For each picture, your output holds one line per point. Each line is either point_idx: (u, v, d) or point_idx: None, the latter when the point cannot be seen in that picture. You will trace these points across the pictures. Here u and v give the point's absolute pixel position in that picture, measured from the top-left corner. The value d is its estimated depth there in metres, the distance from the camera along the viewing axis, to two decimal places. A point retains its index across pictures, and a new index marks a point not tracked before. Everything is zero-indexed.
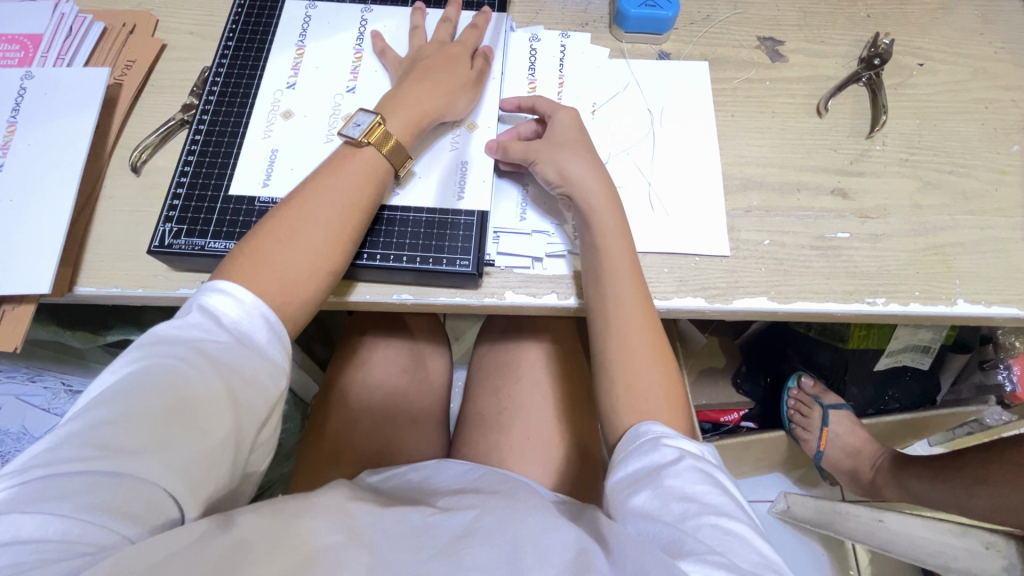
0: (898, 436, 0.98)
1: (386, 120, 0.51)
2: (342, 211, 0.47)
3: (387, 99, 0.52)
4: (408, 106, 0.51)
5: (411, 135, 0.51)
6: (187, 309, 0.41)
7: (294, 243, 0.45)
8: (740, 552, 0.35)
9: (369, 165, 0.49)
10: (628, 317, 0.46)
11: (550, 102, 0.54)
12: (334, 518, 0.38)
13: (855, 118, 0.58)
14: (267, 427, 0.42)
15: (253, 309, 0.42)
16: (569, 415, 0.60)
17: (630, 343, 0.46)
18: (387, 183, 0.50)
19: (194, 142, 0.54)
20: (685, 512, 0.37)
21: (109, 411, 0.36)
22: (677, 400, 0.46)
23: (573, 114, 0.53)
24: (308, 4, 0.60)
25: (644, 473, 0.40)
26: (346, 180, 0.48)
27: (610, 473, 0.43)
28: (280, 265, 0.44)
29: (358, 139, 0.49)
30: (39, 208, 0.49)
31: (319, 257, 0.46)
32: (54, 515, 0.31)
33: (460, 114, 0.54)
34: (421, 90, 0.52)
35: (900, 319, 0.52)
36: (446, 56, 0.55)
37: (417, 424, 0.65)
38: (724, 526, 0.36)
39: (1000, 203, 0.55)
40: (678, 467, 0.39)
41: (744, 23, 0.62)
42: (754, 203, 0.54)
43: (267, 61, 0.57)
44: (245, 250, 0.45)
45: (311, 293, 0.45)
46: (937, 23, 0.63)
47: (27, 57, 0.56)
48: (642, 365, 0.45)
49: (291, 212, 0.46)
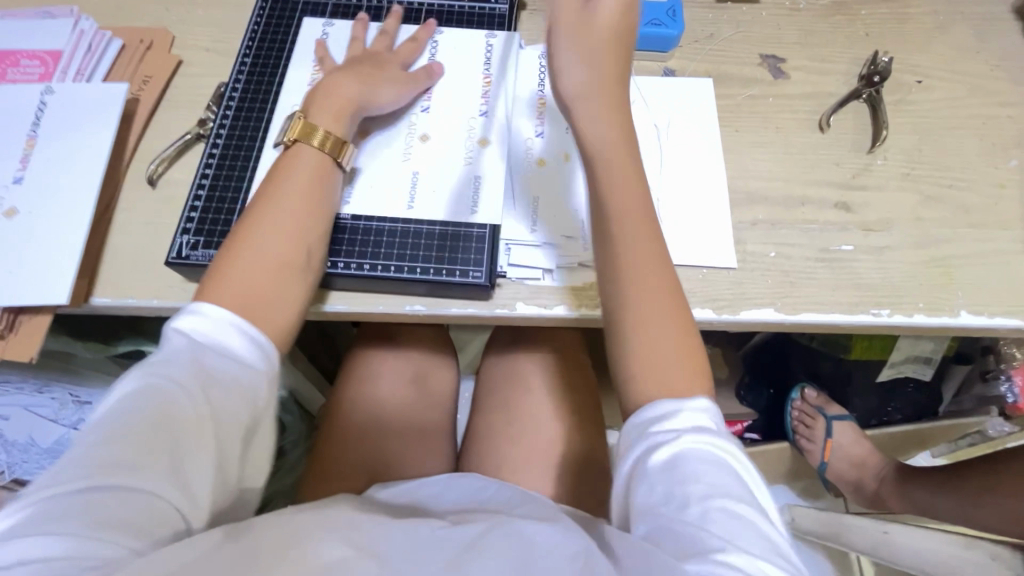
0: (901, 447, 0.99)
1: (309, 114, 0.50)
2: (292, 211, 0.46)
3: (309, 97, 0.52)
4: (329, 98, 0.51)
5: (338, 123, 0.51)
6: (167, 332, 0.41)
7: (251, 252, 0.44)
8: (747, 539, 0.36)
9: (312, 165, 0.49)
10: (654, 313, 0.44)
11: (287, 158, 0.49)
12: (341, 532, 0.37)
13: (857, 133, 0.60)
14: (257, 440, 0.42)
15: (227, 323, 0.41)
16: (580, 426, 0.63)
17: (640, 288, 0.44)
18: (333, 178, 0.50)
19: (211, 156, 0.55)
20: (687, 430, 0.40)
21: (103, 432, 0.36)
22: (702, 382, 0.43)
23: (309, 158, 0.49)
24: (324, 21, 0.61)
25: (642, 417, 0.42)
26: (294, 186, 0.47)
27: (637, 446, 0.41)
28: (241, 274, 0.44)
29: (287, 143, 0.50)
30: (57, 222, 0.50)
31: (279, 257, 0.45)
32: (56, 536, 0.31)
33: (386, 106, 0.54)
34: (344, 82, 0.52)
35: (904, 330, 0.53)
36: (374, 60, 0.55)
37: (427, 439, 0.66)
38: (730, 509, 0.38)
39: (1001, 217, 0.56)
40: (683, 405, 0.41)
41: (746, 41, 0.64)
42: (759, 216, 0.55)
43: (281, 78, 0.58)
44: (209, 275, 0.44)
45: (279, 293, 0.45)
46: (934, 42, 0.65)
47: (46, 72, 0.57)
48: (664, 355, 0.43)
49: (246, 226, 0.45)
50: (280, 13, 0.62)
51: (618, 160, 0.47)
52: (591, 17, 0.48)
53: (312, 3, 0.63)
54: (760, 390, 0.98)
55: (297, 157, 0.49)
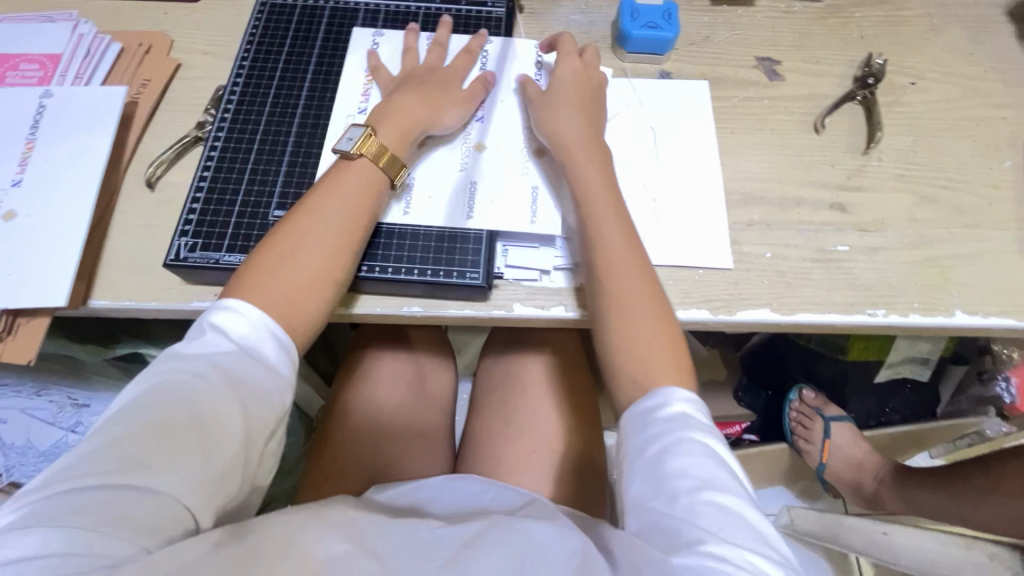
0: (898, 449, 0.99)
1: (376, 132, 0.51)
2: (343, 224, 0.47)
3: (377, 112, 0.52)
4: (396, 117, 0.52)
5: (402, 144, 0.51)
6: (200, 329, 0.42)
7: (298, 259, 0.45)
8: (733, 529, 0.37)
9: (362, 177, 0.49)
10: (636, 313, 0.46)
11: (343, 166, 0.49)
12: (339, 531, 0.37)
13: (852, 135, 0.60)
14: (274, 442, 0.42)
15: (260, 326, 0.42)
16: (578, 427, 0.63)
17: (622, 290, 0.46)
18: (383, 196, 0.50)
19: (209, 159, 0.55)
20: (677, 422, 0.41)
21: (124, 427, 0.36)
22: (680, 361, 0.45)
23: (359, 170, 0.49)
24: (374, 32, 0.61)
25: (637, 410, 0.43)
26: (345, 197, 0.47)
27: (631, 436, 0.42)
28: (286, 279, 0.44)
29: (348, 154, 0.49)
30: (56, 223, 0.50)
31: (323, 269, 0.45)
32: (73, 530, 0.31)
33: (449, 128, 0.54)
34: (411, 102, 0.53)
35: (899, 330, 0.53)
36: (438, 79, 0.56)
37: (426, 440, 0.67)
38: (718, 501, 0.38)
39: (995, 217, 0.57)
40: (673, 396, 0.42)
41: (742, 43, 0.64)
42: (755, 217, 0.56)
43: (334, 90, 0.58)
44: (249, 269, 0.44)
45: (318, 305, 0.45)
46: (927, 44, 0.65)
47: (46, 76, 0.57)
48: (648, 355, 0.45)
49: (292, 229, 0.46)
50: (277, 17, 0.62)
51: (584, 153, 0.51)
52: (553, 82, 0.56)
53: (309, 7, 0.63)
54: (759, 392, 0.98)
55: (353, 171, 0.49)
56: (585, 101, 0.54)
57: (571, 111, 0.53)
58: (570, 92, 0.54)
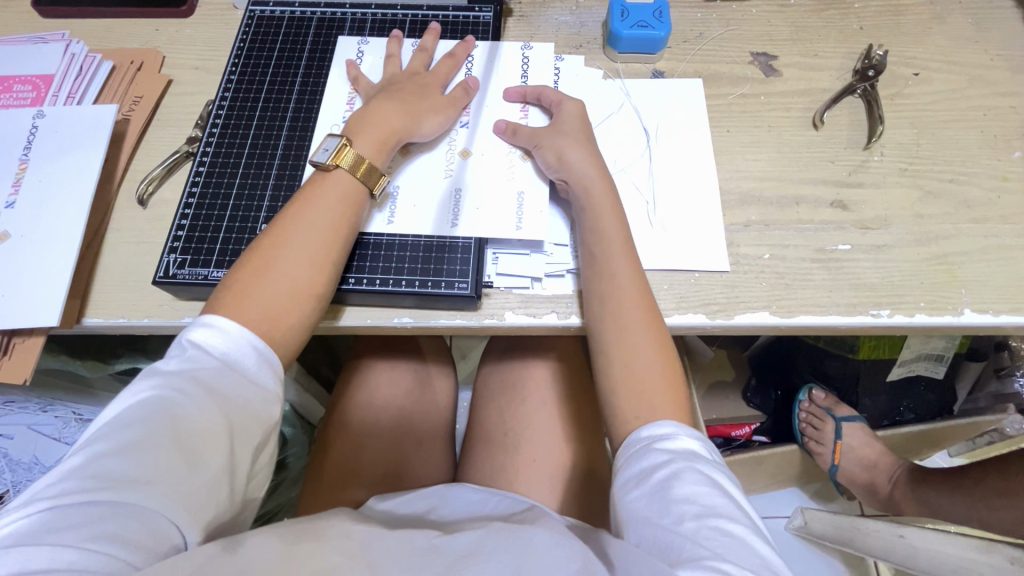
0: (915, 448, 0.96)
1: (353, 141, 0.50)
2: (323, 237, 0.46)
3: (354, 121, 0.52)
4: (372, 126, 0.51)
5: (379, 154, 0.51)
6: (179, 347, 0.42)
7: (277, 272, 0.44)
8: (739, 555, 0.35)
9: (341, 188, 0.48)
10: (633, 328, 0.45)
11: (322, 178, 0.49)
12: (339, 544, 0.37)
13: (852, 130, 0.58)
14: (263, 455, 0.42)
15: (241, 341, 0.42)
16: (578, 435, 0.62)
17: (627, 319, 0.46)
18: (364, 206, 0.50)
19: (198, 174, 0.55)
20: (682, 455, 0.40)
21: (110, 444, 0.36)
22: (679, 397, 0.44)
23: (341, 178, 0.49)
24: (360, 41, 0.61)
25: (638, 438, 0.42)
26: (323, 207, 0.47)
27: (631, 466, 0.42)
28: (264, 295, 0.43)
29: (325, 165, 0.49)
30: (48, 242, 0.50)
31: (303, 281, 0.45)
32: (57, 547, 0.31)
33: (429, 135, 0.54)
34: (389, 109, 0.52)
35: (907, 331, 0.51)
36: (417, 85, 0.55)
37: (426, 447, 0.66)
38: (724, 528, 0.36)
39: (1003, 210, 0.54)
40: (679, 430, 0.42)
41: (737, 39, 0.63)
42: (752, 217, 0.54)
43: (321, 103, 0.58)
44: (228, 287, 0.44)
45: (298, 320, 0.45)
46: (931, 33, 0.63)
47: (38, 96, 0.57)
48: (643, 375, 0.44)
49: (271, 242, 0.45)
50: (263, 31, 0.62)
51: (603, 193, 0.50)
52: (558, 114, 0.54)
53: (296, 19, 0.63)
54: (768, 391, 0.95)
55: (331, 183, 0.48)
56: (592, 143, 0.53)
57: (579, 147, 0.52)
58: (577, 125, 0.53)
